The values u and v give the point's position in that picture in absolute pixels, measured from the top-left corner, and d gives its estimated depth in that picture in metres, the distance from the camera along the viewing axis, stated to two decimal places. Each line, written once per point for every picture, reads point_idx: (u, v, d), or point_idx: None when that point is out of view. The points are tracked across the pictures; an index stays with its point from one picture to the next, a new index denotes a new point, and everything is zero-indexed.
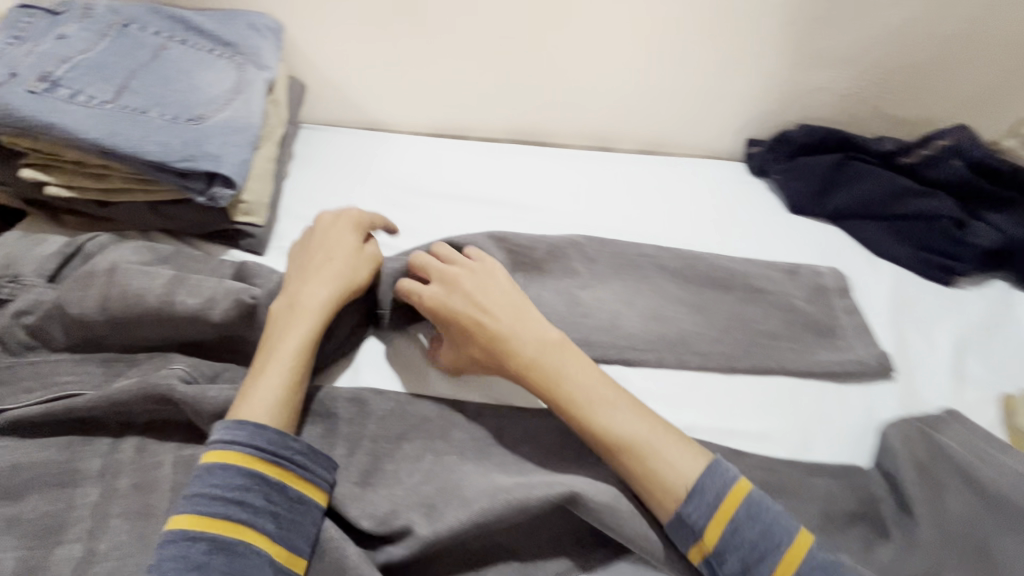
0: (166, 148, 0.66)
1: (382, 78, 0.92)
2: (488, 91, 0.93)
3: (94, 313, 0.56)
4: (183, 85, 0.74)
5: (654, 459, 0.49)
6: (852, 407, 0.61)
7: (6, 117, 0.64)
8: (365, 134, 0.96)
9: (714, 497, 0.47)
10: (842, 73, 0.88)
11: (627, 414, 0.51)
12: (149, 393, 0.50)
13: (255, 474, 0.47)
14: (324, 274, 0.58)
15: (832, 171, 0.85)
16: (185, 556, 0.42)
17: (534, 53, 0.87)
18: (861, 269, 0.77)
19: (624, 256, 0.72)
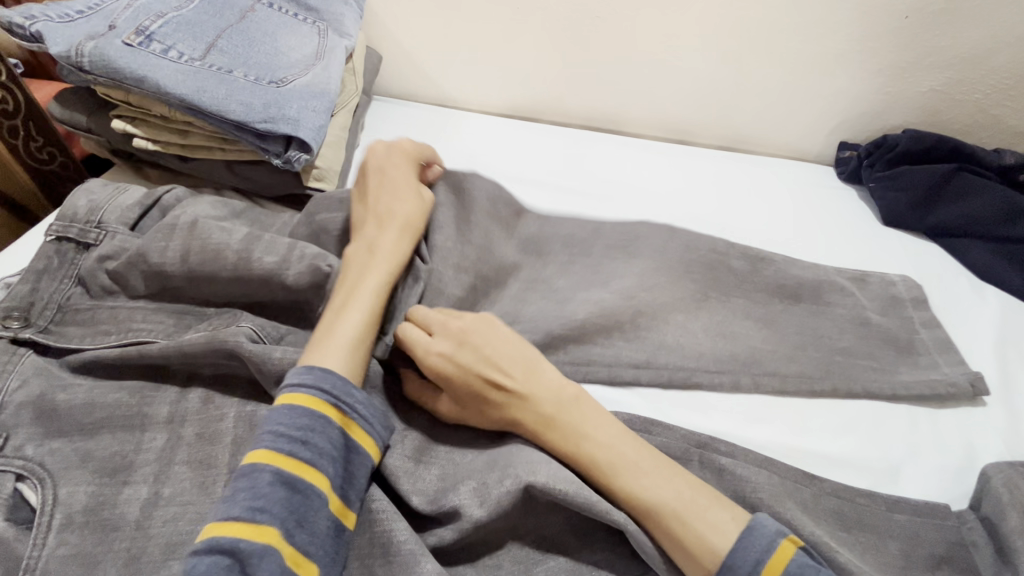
0: (249, 108, 0.67)
1: (459, 54, 0.91)
2: (566, 74, 0.90)
3: (172, 265, 0.57)
4: (268, 48, 0.75)
5: (678, 525, 0.43)
6: (949, 442, 0.55)
7: (102, 67, 0.65)
8: (436, 110, 0.95)
9: (749, 574, 0.41)
10: (961, 76, 0.80)
11: (660, 478, 0.46)
12: (217, 347, 0.50)
13: (320, 416, 0.44)
14: (394, 223, 0.58)
15: (940, 183, 0.77)
16: (253, 488, 0.40)
17: (619, 37, 0.84)
18: (963, 294, 0.71)
19: (700, 254, 0.68)
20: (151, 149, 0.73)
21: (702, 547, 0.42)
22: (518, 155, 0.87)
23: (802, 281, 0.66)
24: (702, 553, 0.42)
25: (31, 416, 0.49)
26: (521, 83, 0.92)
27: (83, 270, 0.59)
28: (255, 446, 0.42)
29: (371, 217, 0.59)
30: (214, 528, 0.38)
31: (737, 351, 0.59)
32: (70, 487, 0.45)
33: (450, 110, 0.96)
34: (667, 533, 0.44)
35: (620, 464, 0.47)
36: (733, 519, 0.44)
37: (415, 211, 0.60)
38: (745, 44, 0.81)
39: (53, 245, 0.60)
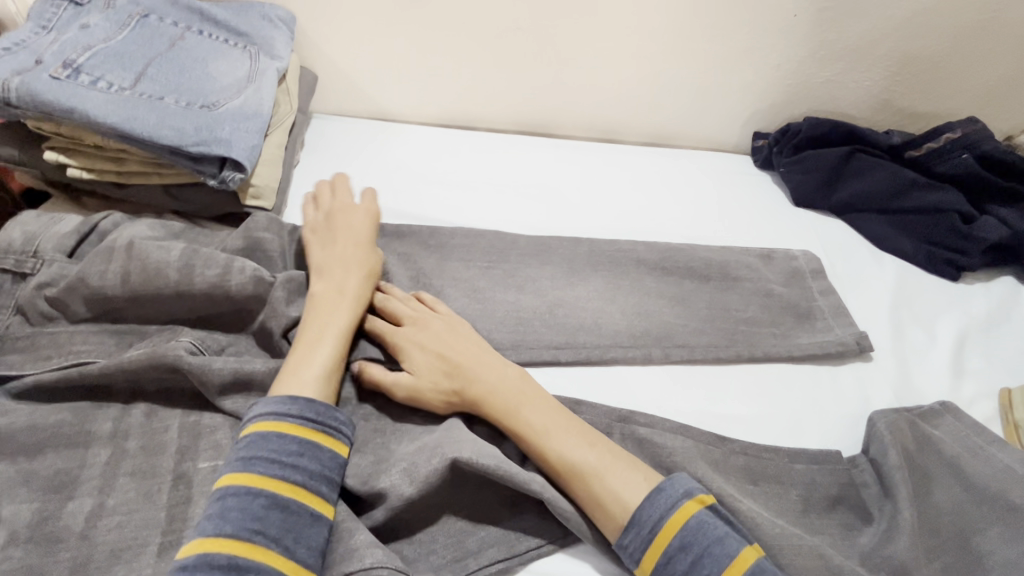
0: (181, 133, 0.69)
1: (392, 70, 0.95)
2: (496, 84, 0.94)
3: (110, 287, 0.59)
4: (198, 74, 0.77)
5: (591, 487, 0.48)
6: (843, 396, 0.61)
7: (30, 101, 0.67)
8: (373, 124, 0.98)
9: (649, 530, 0.45)
10: (851, 67, 0.88)
11: (579, 441, 0.50)
12: (157, 360, 0.52)
13: (310, 441, 0.47)
14: (358, 260, 0.62)
15: (840, 163, 0.84)
16: (247, 510, 0.42)
17: (542, 47, 0.89)
18: (865, 263, 0.77)
19: (621, 244, 0.73)
20: (86, 179, 0.75)
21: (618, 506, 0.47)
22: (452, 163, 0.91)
23: (714, 264, 0.72)
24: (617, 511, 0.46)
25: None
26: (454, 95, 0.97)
27: (21, 299, 0.60)
28: (243, 469, 0.44)
29: (339, 255, 0.62)
30: (209, 547, 0.40)
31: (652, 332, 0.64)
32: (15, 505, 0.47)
33: (386, 124, 1.00)
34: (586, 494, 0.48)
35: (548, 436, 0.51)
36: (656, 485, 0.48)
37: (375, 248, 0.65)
38: (658, 48, 0.88)
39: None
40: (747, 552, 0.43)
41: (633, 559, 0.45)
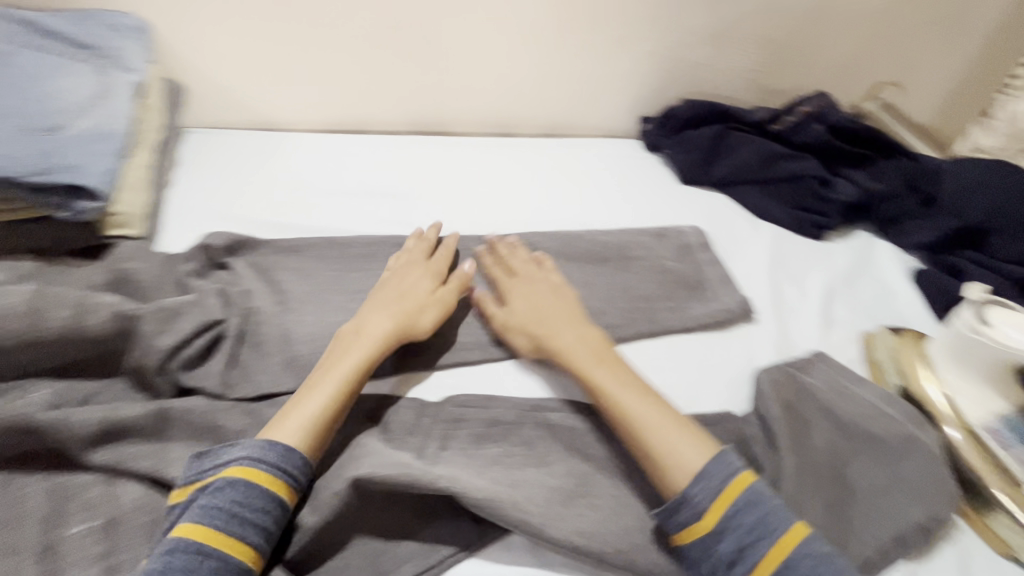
0: (14, 160, 0.61)
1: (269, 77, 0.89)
2: (382, 83, 0.92)
3: None
4: (33, 93, 0.68)
5: (648, 446, 0.50)
6: (728, 362, 0.65)
7: None
8: (254, 135, 0.92)
9: (720, 480, 0.47)
10: (717, 50, 0.94)
11: (650, 406, 0.52)
12: (0, 425, 0.47)
13: (282, 498, 0.45)
14: (394, 305, 0.60)
15: (714, 141, 0.90)
16: (194, 571, 0.40)
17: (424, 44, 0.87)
18: (743, 232, 0.83)
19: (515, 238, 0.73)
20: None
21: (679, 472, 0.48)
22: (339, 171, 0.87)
23: (604, 249, 0.74)
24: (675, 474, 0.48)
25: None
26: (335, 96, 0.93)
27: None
28: (200, 525, 0.42)
29: (371, 305, 0.60)
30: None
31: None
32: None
33: (267, 133, 0.93)
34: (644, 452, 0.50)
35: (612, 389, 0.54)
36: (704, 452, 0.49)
37: (421, 283, 0.62)
38: (532, 42, 0.89)
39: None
40: (795, 532, 0.45)
41: (698, 510, 0.46)
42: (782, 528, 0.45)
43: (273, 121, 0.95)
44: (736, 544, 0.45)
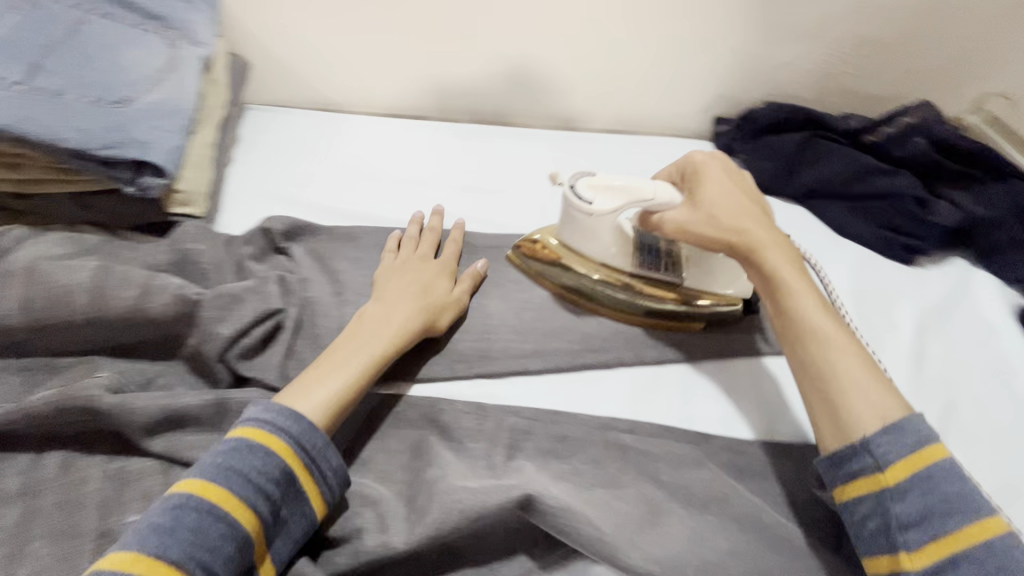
0: (87, 134, 0.54)
1: (542, 63, 0.75)
2: (667, 97, 0.80)
3: (24, 312, 0.45)
4: (110, 64, 0.59)
5: (831, 378, 0.42)
6: (606, 230, 0.54)
7: (28, 88, 0.55)
8: (501, 133, 0.79)
9: (942, 499, 0.37)
10: None
11: (857, 372, 0.42)
12: (65, 405, 0.41)
13: (293, 473, 0.38)
14: (405, 277, 0.52)
15: None
16: (202, 535, 0.33)
17: (733, 78, 0.78)
18: None
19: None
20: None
21: (867, 410, 0.41)
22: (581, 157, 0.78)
23: (902, 340, 0.58)
24: (862, 413, 0.41)
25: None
26: (582, 79, 0.78)
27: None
28: (199, 475, 0.36)
29: (385, 281, 0.52)
30: (133, 564, 0.32)
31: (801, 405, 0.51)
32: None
33: (500, 127, 0.81)
34: (807, 359, 0.44)
35: (785, 275, 0.47)
36: (896, 394, 0.41)
37: (437, 279, 0.53)
38: (787, 74, 0.78)
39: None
40: (939, 449, 0.39)
41: (881, 460, 0.39)
42: (981, 506, 0.37)
43: (506, 108, 0.81)
44: (915, 512, 0.37)
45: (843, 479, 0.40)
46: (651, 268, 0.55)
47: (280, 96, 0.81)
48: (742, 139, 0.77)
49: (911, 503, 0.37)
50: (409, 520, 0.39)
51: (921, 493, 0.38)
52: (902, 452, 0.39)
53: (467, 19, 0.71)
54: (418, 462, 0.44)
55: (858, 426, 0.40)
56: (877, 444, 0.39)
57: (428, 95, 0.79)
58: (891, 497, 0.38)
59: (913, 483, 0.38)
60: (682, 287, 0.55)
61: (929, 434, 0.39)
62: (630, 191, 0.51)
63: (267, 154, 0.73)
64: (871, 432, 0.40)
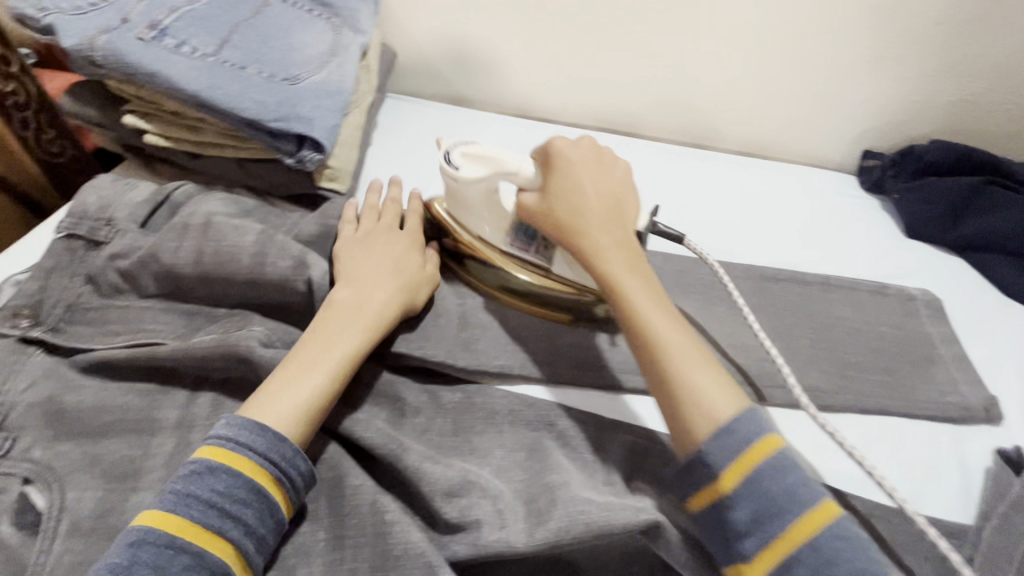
0: (262, 106, 0.58)
1: (685, 78, 0.74)
2: (813, 125, 0.75)
3: (197, 261, 0.49)
4: (284, 45, 0.64)
5: (689, 396, 0.38)
6: (475, 198, 0.51)
7: (215, 58, 0.60)
8: (629, 144, 0.78)
9: (777, 503, 0.34)
10: None
11: (705, 379, 0.38)
12: (225, 352, 0.44)
13: (261, 490, 0.37)
14: (380, 259, 0.51)
15: None
16: (168, 566, 0.33)
17: (892, 112, 0.72)
18: None
19: (920, 343, 0.57)
20: (165, 146, 0.63)
21: (705, 417, 0.37)
22: (711, 176, 0.75)
23: None
24: (698, 418, 0.37)
25: (40, 416, 0.42)
26: (724, 97, 0.75)
27: (93, 267, 0.51)
28: (161, 507, 0.36)
29: (353, 264, 0.50)
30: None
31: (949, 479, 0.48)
32: (78, 492, 0.39)
33: (627, 138, 0.80)
34: (659, 368, 0.39)
35: (626, 266, 0.44)
36: (732, 393, 0.38)
37: (410, 256, 0.53)
38: (958, 110, 0.71)
39: (62, 242, 0.52)
40: (773, 440, 0.36)
41: (710, 469, 0.36)
42: (811, 501, 0.34)
43: (637, 119, 0.79)
44: (750, 516, 0.35)
45: (690, 490, 0.37)
46: (522, 249, 0.52)
47: (416, 87, 0.84)
48: (894, 176, 0.72)
49: (745, 508, 0.35)
50: (528, 522, 0.38)
51: (752, 498, 0.35)
52: (733, 459, 0.36)
53: (620, 26, 0.70)
54: (536, 465, 0.44)
55: (696, 435, 0.37)
56: (710, 451, 0.36)
57: (560, 100, 0.80)
58: (728, 506, 0.35)
59: (745, 486, 0.35)
60: (551, 271, 0.51)
61: (759, 430, 0.36)
62: (496, 162, 0.49)
63: (401, 141, 0.75)
64: (705, 442, 0.37)
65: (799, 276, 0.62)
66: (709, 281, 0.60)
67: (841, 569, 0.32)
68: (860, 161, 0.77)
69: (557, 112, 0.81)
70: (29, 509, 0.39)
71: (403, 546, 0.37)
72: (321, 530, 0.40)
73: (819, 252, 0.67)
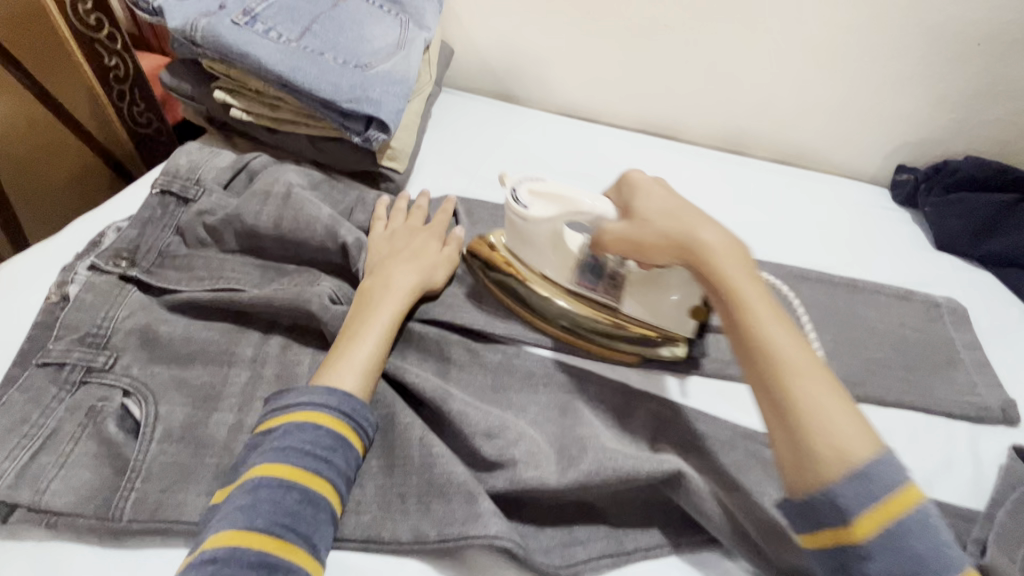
0: (337, 87, 0.63)
1: (729, 85, 0.77)
2: (850, 137, 0.78)
3: (274, 222, 0.55)
4: (357, 35, 0.69)
5: (824, 437, 0.35)
6: (541, 237, 0.53)
7: (296, 44, 0.65)
8: (668, 146, 0.82)
9: (913, 556, 0.33)
10: None
11: (845, 421, 0.36)
12: (297, 301, 0.50)
13: (345, 439, 0.41)
14: (400, 250, 0.55)
15: None
16: (283, 503, 0.37)
17: (931, 128, 0.74)
18: None
19: (942, 347, 0.59)
20: (246, 121, 0.70)
21: (829, 450, 0.35)
22: (746, 181, 0.78)
23: None
24: (828, 457, 0.35)
25: (137, 341, 0.48)
26: (766, 105, 0.78)
27: (183, 221, 0.57)
28: (263, 459, 0.39)
29: (378, 257, 0.54)
30: (233, 540, 0.35)
31: (960, 469, 0.50)
32: (170, 406, 0.45)
33: (665, 140, 0.84)
34: (792, 407, 0.36)
35: (740, 285, 0.42)
36: (864, 431, 0.36)
37: (428, 244, 0.57)
38: (997, 129, 0.73)
39: (157, 197, 0.58)
40: (914, 491, 0.34)
41: (844, 517, 0.34)
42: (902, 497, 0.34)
43: (678, 122, 0.83)
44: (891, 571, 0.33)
45: (806, 528, 0.36)
46: (587, 287, 0.54)
47: (468, 82, 0.89)
48: (926, 192, 0.74)
49: (883, 563, 0.33)
50: (560, 465, 0.43)
51: (892, 545, 0.33)
52: (871, 503, 0.34)
53: (671, 33, 0.74)
54: (568, 421, 0.48)
55: (824, 473, 0.35)
56: (842, 495, 0.34)
57: (603, 102, 0.84)
58: (864, 551, 0.34)
59: (886, 542, 0.33)
60: (620, 310, 0.52)
61: (899, 475, 0.34)
62: (567, 202, 0.51)
63: (453, 129, 0.81)
64: (835, 480, 0.34)
65: (826, 276, 0.65)
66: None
67: None
68: (894, 175, 0.79)
69: (599, 113, 0.86)
70: (128, 417, 0.45)
71: (447, 477, 0.42)
72: (374, 458, 0.44)
73: (847, 258, 0.69)
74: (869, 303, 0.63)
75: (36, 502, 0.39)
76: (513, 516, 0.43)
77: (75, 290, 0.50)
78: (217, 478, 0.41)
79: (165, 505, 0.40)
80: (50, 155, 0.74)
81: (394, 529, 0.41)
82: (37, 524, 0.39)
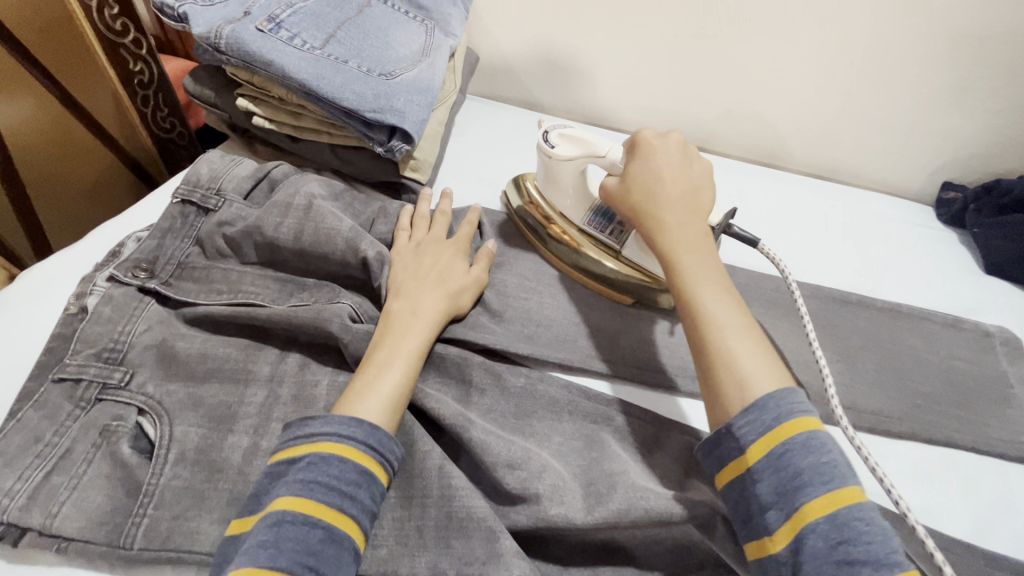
0: (360, 96, 0.61)
1: (764, 95, 0.74)
2: (892, 151, 0.74)
3: (294, 235, 0.54)
4: (382, 43, 0.68)
5: (731, 368, 0.39)
6: (566, 177, 0.58)
7: (321, 51, 0.64)
8: None
9: (793, 473, 0.34)
10: None
11: (749, 358, 0.39)
12: (316, 319, 0.48)
13: (371, 473, 0.40)
14: (426, 269, 0.53)
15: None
16: (305, 541, 0.35)
17: (982, 143, 0.70)
18: None
19: (995, 381, 0.55)
20: (268, 129, 0.69)
21: (737, 384, 0.39)
22: (780, 196, 0.75)
23: None
24: (730, 388, 0.39)
25: (154, 357, 0.47)
26: (802, 117, 0.75)
27: (203, 231, 0.56)
28: (286, 491, 0.37)
29: (403, 276, 0.53)
30: None
31: (1017, 518, 0.47)
32: (184, 427, 0.43)
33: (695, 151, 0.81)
34: (705, 345, 0.41)
35: (681, 250, 0.46)
36: (772, 375, 0.39)
37: (455, 262, 0.55)
38: None
39: (178, 206, 0.57)
40: (804, 423, 0.36)
41: (737, 440, 0.37)
42: (833, 482, 0.34)
43: (708, 133, 0.80)
44: (773, 489, 0.35)
45: (717, 463, 0.38)
46: (597, 228, 0.58)
47: (494, 90, 0.87)
48: (976, 211, 0.70)
49: (767, 483, 0.35)
50: (587, 503, 0.40)
51: (776, 470, 0.35)
52: (762, 432, 0.36)
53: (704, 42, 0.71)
54: (595, 453, 0.45)
55: (727, 405, 0.39)
56: (739, 424, 0.37)
57: (631, 111, 0.82)
58: (753, 477, 0.36)
59: (767, 464, 0.36)
60: (619, 253, 0.56)
61: (794, 409, 0.36)
62: (588, 145, 0.55)
63: (477, 138, 0.79)
64: (735, 413, 0.38)
65: (867, 300, 0.61)
66: (773, 298, 0.60)
67: (854, 550, 0.31)
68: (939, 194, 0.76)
69: (626, 122, 0.83)
70: (142, 437, 0.43)
71: (468, 512, 0.40)
72: (392, 488, 0.43)
73: (888, 280, 0.66)
74: (915, 330, 0.59)
75: (46, 527, 0.37)
76: (536, 554, 0.41)
77: (93, 302, 0.49)
78: (231, 505, 0.40)
79: (176, 534, 0.38)
80: (70, 157, 0.74)
81: (412, 566, 0.39)
82: (47, 550, 0.38)
